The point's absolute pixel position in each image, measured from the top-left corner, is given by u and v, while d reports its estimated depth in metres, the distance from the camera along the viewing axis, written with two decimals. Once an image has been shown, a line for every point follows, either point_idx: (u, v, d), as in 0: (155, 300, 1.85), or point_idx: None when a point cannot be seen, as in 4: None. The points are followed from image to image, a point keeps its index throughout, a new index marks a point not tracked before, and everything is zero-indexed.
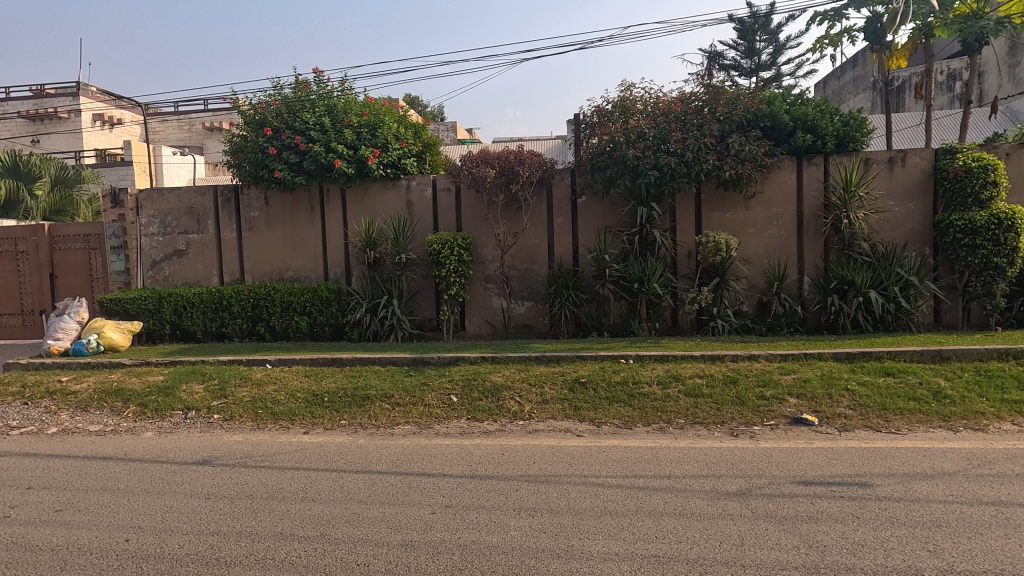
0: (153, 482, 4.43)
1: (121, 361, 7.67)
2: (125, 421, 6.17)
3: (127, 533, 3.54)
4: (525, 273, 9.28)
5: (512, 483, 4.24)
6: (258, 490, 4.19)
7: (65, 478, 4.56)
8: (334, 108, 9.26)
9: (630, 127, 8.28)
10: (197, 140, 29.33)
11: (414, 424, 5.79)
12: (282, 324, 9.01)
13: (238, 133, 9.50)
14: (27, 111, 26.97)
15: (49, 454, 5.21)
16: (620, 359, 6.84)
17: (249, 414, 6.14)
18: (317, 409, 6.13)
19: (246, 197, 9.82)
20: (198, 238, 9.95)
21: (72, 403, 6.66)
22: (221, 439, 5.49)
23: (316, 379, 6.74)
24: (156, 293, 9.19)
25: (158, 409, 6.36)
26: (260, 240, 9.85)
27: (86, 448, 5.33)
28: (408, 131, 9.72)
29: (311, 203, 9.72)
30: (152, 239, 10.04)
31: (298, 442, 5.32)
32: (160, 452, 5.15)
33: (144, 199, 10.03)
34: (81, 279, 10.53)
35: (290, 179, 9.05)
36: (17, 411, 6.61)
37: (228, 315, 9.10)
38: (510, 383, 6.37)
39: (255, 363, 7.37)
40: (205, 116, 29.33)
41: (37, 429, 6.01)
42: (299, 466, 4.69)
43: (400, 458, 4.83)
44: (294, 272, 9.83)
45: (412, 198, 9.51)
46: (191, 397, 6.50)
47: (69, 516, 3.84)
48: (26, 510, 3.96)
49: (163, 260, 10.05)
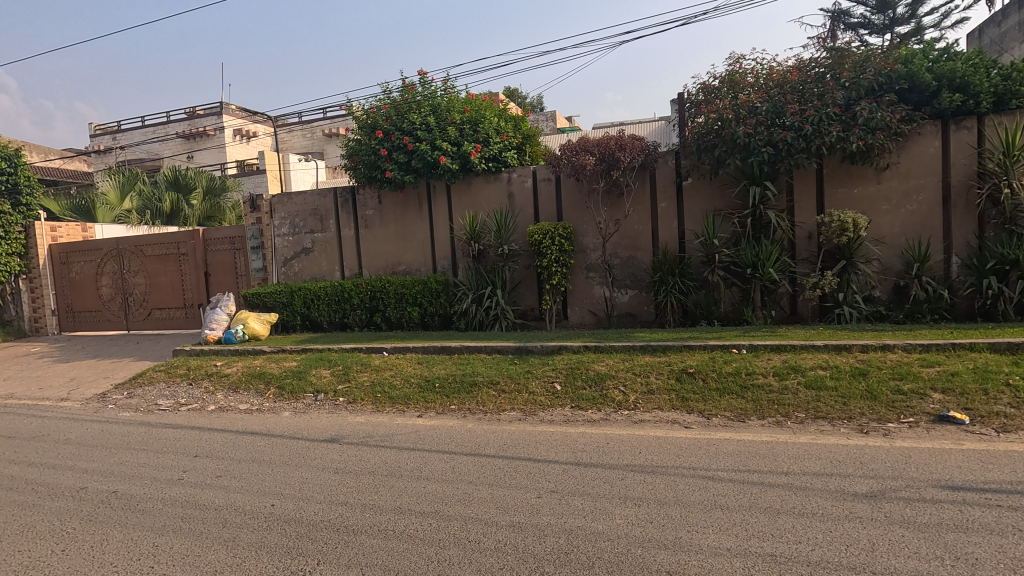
0: (292, 455, 4.99)
1: (262, 348, 8.67)
2: (267, 401, 6.97)
3: (273, 499, 4.02)
4: (628, 260, 9.10)
5: (619, 471, 4.23)
6: (379, 467, 4.57)
7: (223, 449, 5.28)
8: (438, 107, 9.60)
9: (740, 102, 7.77)
10: (319, 146, 32.03)
11: (519, 410, 5.95)
12: (396, 314, 9.63)
13: (353, 138, 10.18)
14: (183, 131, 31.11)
15: (210, 428, 6.04)
16: (731, 349, 6.50)
17: (370, 398, 6.66)
18: (429, 394, 6.51)
19: (362, 197, 10.59)
20: (322, 237, 10.90)
21: (226, 384, 7.66)
22: (346, 420, 6.02)
23: (428, 366, 7.16)
24: (288, 287, 10.21)
25: (293, 391, 7.10)
26: (375, 237, 10.58)
27: (238, 424, 6.11)
28: (508, 124, 9.89)
29: (420, 200, 10.26)
30: (284, 239, 11.16)
31: (413, 425, 5.70)
32: (296, 430, 5.77)
33: (277, 203, 11.16)
34: (228, 276, 12.00)
35: (400, 178, 9.59)
36: (184, 390, 7.72)
37: (350, 307, 9.90)
38: (614, 372, 6.33)
39: (373, 350, 7.98)
40: (324, 124, 31.89)
41: (199, 407, 6.98)
42: (414, 446, 5.03)
43: (507, 443, 5.00)
44: (406, 266, 10.45)
45: (513, 191, 9.68)
46: (319, 381, 7.20)
47: (226, 481, 4.45)
48: (195, 474, 4.65)
49: (294, 258, 11.13)
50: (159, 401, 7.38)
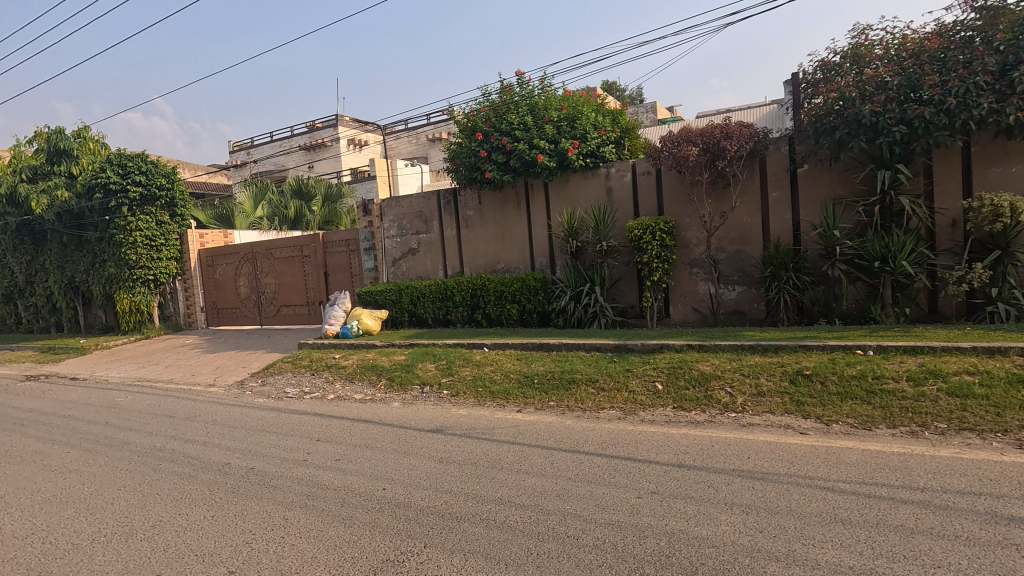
0: (401, 443, 5.31)
1: (374, 343, 9.29)
2: (379, 392, 7.47)
3: (385, 483, 4.32)
4: (735, 255, 8.60)
5: (725, 476, 4.03)
6: (481, 458, 4.73)
7: (341, 434, 5.74)
8: (536, 106, 9.66)
9: (866, 77, 7.03)
10: (423, 151, 33.63)
11: (618, 409, 5.86)
12: (496, 311, 9.87)
13: (455, 141, 10.54)
14: (305, 144, 34.10)
15: (330, 414, 6.60)
16: (855, 350, 5.93)
17: (471, 392, 6.90)
18: (529, 390, 6.61)
19: (463, 198, 10.97)
20: (427, 238, 11.44)
21: (343, 375, 8.32)
22: (450, 412, 6.30)
23: (527, 362, 7.27)
24: (397, 286, 10.85)
25: (402, 383, 7.55)
26: (476, 236, 10.91)
27: (353, 413, 6.60)
28: (606, 119, 9.75)
29: (518, 199, 10.42)
30: (392, 240, 11.84)
31: (512, 419, 5.83)
32: (405, 420, 6.14)
33: (386, 207, 11.87)
34: (344, 276, 12.98)
35: (499, 178, 9.80)
36: (307, 379, 8.50)
37: (452, 304, 10.31)
38: (720, 372, 6.02)
39: (475, 346, 8.25)
40: (428, 130, 33.38)
41: (321, 395, 7.64)
42: (513, 440, 5.14)
43: (606, 441, 4.95)
44: (506, 264, 10.67)
45: (611, 186, 9.53)
46: (425, 374, 7.60)
47: (344, 464, 4.84)
48: (318, 455, 5.12)
49: (401, 258, 11.78)
50: (287, 388, 8.19)
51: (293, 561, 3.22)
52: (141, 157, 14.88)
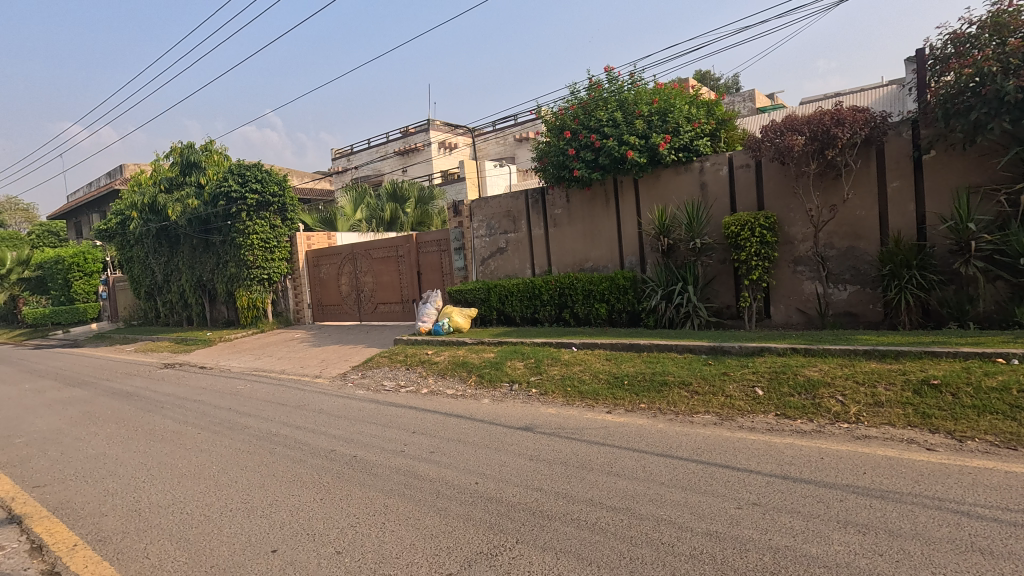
0: (492, 439, 5.42)
1: (464, 340, 9.57)
2: (470, 388, 7.67)
3: (477, 477, 4.43)
4: (847, 251, 7.92)
5: (836, 491, 3.72)
6: (571, 458, 4.72)
7: (435, 428, 5.96)
8: (625, 101, 9.45)
9: (1010, 49, 6.20)
10: (511, 151, 34.13)
11: (714, 414, 5.60)
12: (584, 310, 9.80)
13: (543, 140, 10.56)
14: (400, 149, 35.79)
15: (423, 408, 6.87)
16: (994, 358, 5.24)
17: (560, 391, 6.90)
18: (618, 391, 6.50)
19: (551, 197, 10.99)
20: (515, 237, 11.57)
21: (436, 370, 8.63)
22: (538, 410, 6.33)
23: (617, 363, 7.15)
24: (485, 285, 11.09)
25: (491, 380, 7.70)
26: (564, 235, 10.89)
27: (446, 407, 6.83)
28: (700, 111, 9.36)
29: (606, 196, 10.27)
30: (481, 240, 12.09)
31: (601, 420, 5.76)
32: (495, 416, 6.27)
33: (475, 207, 12.14)
34: (436, 275, 13.45)
35: (588, 176, 9.70)
36: (403, 373, 8.91)
37: (540, 303, 10.38)
38: (830, 379, 5.57)
39: (563, 345, 8.25)
40: (516, 130, 33.77)
41: (415, 389, 7.99)
42: (603, 442, 5.07)
43: (701, 447, 4.76)
44: (594, 263, 10.57)
45: (706, 180, 9.12)
46: (514, 372, 7.70)
47: (438, 456, 5.03)
48: (414, 447, 5.35)
49: (490, 257, 12.00)
50: (385, 381, 8.64)
51: (393, 546, 3.39)
52: (257, 167, 16.31)
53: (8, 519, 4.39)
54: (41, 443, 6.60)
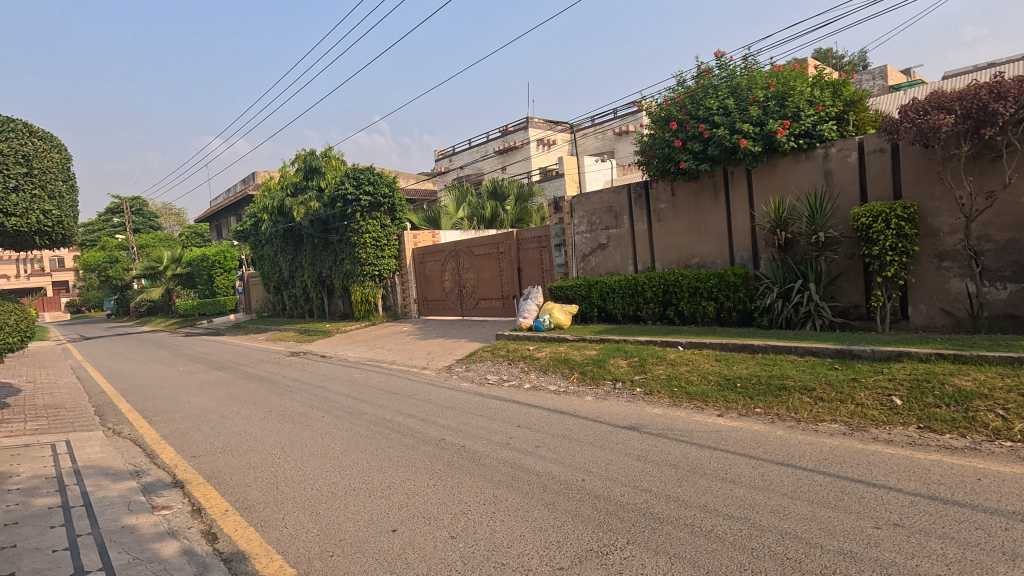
0: (598, 437, 5.37)
1: (566, 337, 9.56)
2: (573, 384, 7.65)
3: (583, 474, 4.41)
4: (1007, 244, 6.91)
5: (999, 518, 3.26)
6: (681, 461, 4.55)
7: (539, 423, 6.02)
8: (738, 87, 8.91)
9: None
10: (610, 146, 33.67)
11: (842, 423, 5.13)
12: (691, 308, 9.40)
13: (646, 133, 10.25)
14: (499, 148, 36.53)
15: (527, 403, 6.96)
16: None
17: (666, 391, 6.68)
18: (730, 393, 6.16)
19: (655, 191, 10.66)
20: (617, 232, 11.36)
21: (538, 366, 8.71)
22: (644, 410, 6.17)
23: (728, 364, 6.79)
24: (587, 281, 11.00)
25: (594, 377, 7.63)
26: (669, 230, 10.51)
27: (549, 403, 6.87)
28: (824, 93, 8.59)
29: (716, 189, 9.78)
30: (582, 236, 11.98)
31: (713, 423, 5.49)
32: (599, 414, 6.20)
33: (576, 203, 12.06)
34: (537, 272, 13.57)
35: (695, 168, 9.27)
36: (506, 368, 9.09)
37: (643, 300, 10.11)
38: (987, 390, 4.89)
39: (668, 344, 7.97)
40: (616, 124, 33.18)
41: (518, 383, 8.12)
42: (715, 446, 4.83)
43: (828, 458, 4.38)
44: (701, 258, 10.10)
45: (830, 168, 8.39)
46: (617, 370, 7.57)
47: (543, 451, 5.08)
48: (520, 441, 5.44)
49: (591, 254, 11.86)
50: (489, 375, 8.86)
51: (504, 536, 3.47)
52: (370, 170, 17.43)
53: (173, 483, 5.06)
54: (196, 419, 7.53)
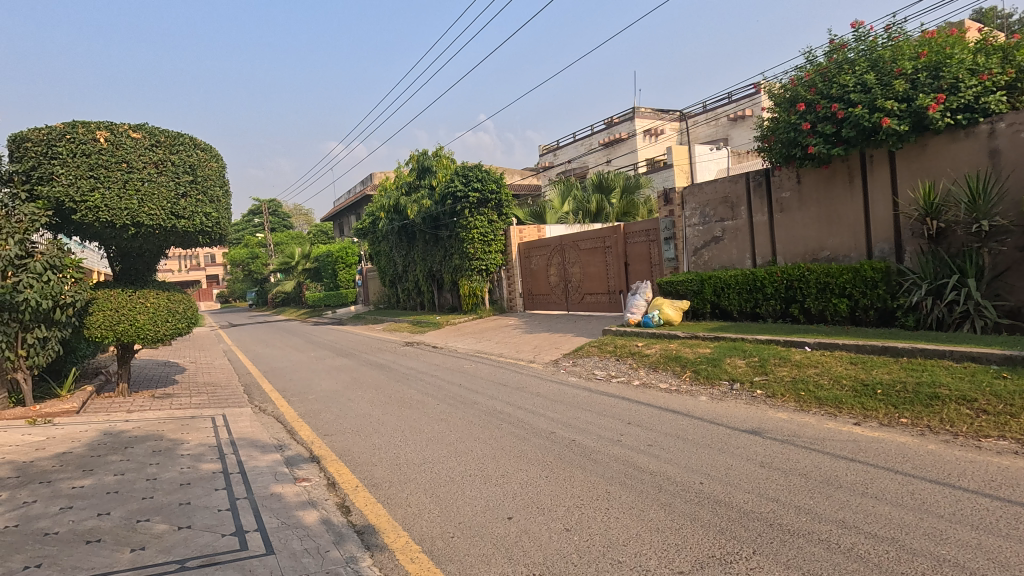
0: (715, 439, 5.12)
1: (677, 333, 9.23)
2: (685, 383, 7.36)
3: (701, 477, 4.23)
4: None
5: None
6: (812, 470, 4.20)
7: (651, 421, 5.86)
8: (880, 61, 8.01)
9: None
10: (723, 133, 31.99)
11: (1012, 440, 4.44)
12: (818, 306, 8.64)
13: (769, 116, 9.53)
14: (605, 141, 35.97)
15: (637, 400, 6.81)
16: None
17: (792, 395, 6.20)
18: (868, 400, 5.58)
19: (778, 179, 9.91)
20: (733, 224, 10.70)
21: (647, 363, 8.48)
22: (766, 414, 5.78)
23: (865, 368, 6.16)
24: (699, 276, 10.50)
25: (709, 377, 7.28)
26: (793, 221, 9.73)
27: (661, 401, 6.67)
28: (990, 59, 7.45)
29: (850, 174, 8.88)
30: (694, 229, 11.43)
31: (848, 432, 5.02)
32: (716, 415, 5.90)
33: (687, 194, 11.53)
34: (645, 266, 13.19)
35: (826, 152, 8.47)
36: (613, 364, 8.94)
37: (763, 297, 9.46)
38: None
39: (793, 344, 7.41)
40: (730, 109, 31.35)
41: (627, 380, 7.97)
42: (853, 457, 4.41)
43: (996, 479, 3.82)
44: (832, 251, 9.25)
45: (997, 146, 7.29)
46: (735, 370, 7.17)
47: (657, 450, 4.95)
48: (631, 438, 5.33)
49: (704, 247, 11.28)
50: (596, 371, 8.77)
51: (620, 534, 3.44)
52: (477, 168, 17.95)
53: (310, 458, 5.58)
54: (326, 401, 8.24)
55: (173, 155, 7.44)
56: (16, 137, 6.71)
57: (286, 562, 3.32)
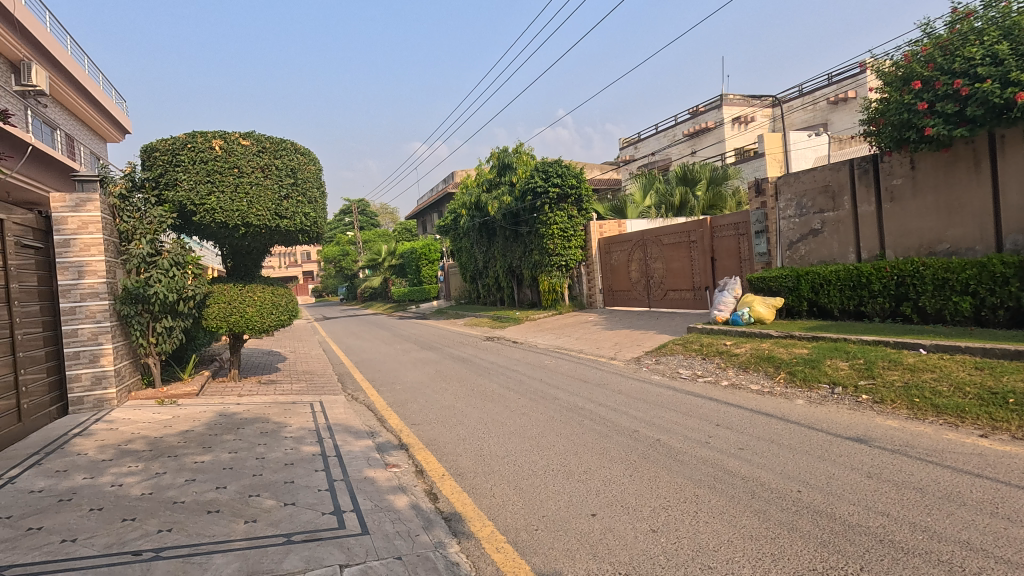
0: (814, 446, 4.80)
1: (769, 332, 8.73)
2: (779, 385, 6.94)
3: (799, 485, 3.98)
4: None
5: None
6: (929, 485, 3.82)
7: (742, 424, 5.59)
8: (1015, 29, 7.12)
9: None
10: (822, 118, 29.79)
11: None
12: (935, 305, 7.84)
13: (877, 98, 8.75)
14: (689, 131, 34.63)
15: (726, 401, 6.51)
16: None
17: (904, 401, 5.67)
18: (997, 410, 5.00)
19: (887, 165, 9.08)
20: (834, 216, 9.94)
21: (736, 363, 8.09)
22: (873, 421, 5.33)
23: (993, 375, 5.52)
24: (795, 271, 9.84)
25: (806, 379, 6.82)
26: (906, 211, 8.89)
27: (752, 403, 6.35)
28: None
29: (976, 158, 7.99)
30: (789, 222, 10.73)
31: (972, 444, 4.52)
32: (815, 420, 5.52)
33: (782, 185, 10.84)
34: (734, 261, 12.58)
35: (947, 134, 7.64)
36: (699, 363, 8.62)
37: (868, 294, 8.73)
38: None
39: (905, 347, 6.78)
40: (830, 92, 29.13)
41: (714, 380, 7.64)
42: (979, 473, 3.96)
43: None
44: (952, 244, 8.36)
45: None
46: (836, 373, 6.67)
47: (748, 454, 4.71)
48: (720, 441, 5.11)
49: (800, 241, 10.56)
50: (681, 369, 8.49)
51: (710, 539, 3.31)
52: (557, 163, 17.91)
53: (399, 445, 5.84)
54: (413, 392, 8.60)
55: (277, 159, 8.02)
56: (148, 148, 7.53)
57: (380, 543, 3.50)
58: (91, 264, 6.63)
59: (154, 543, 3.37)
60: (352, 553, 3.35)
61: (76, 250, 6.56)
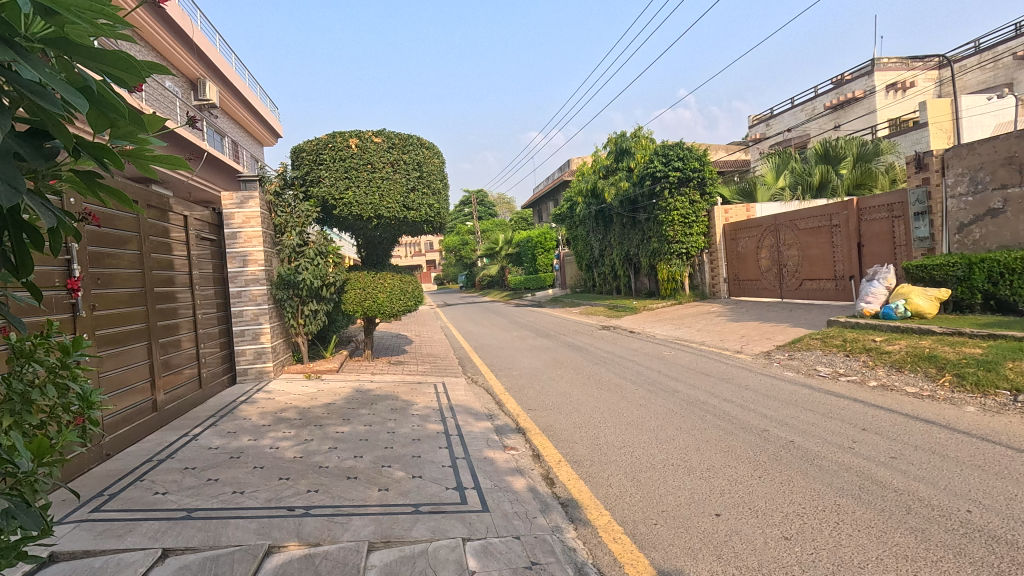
0: (990, 461, 4.13)
1: (931, 329, 7.64)
2: (942, 389, 6.06)
3: (968, 504, 3.46)
4: None
5: None
6: None
7: (895, 430, 4.97)
8: None
9: None
10: (1005, 77, 25.33)
11: None
12: None
13: None
14: (832, 104, 31.26)
15: (874, 404, 5.83)
16: None
17: None
18: None
19: None
20: (1021, 192, 8.44)
21: (887, 361, 7.19)
22: None
23: None
24: (967, 258, 8.46)
25: (979, 383, 5.88)
26: None
27: (908, 407, 5.62)
28: None
29: None
30: (959, 201, 9.24)
31: None
32: (989, 432, 4.73)
33: (950, 158, 9.35)
34: (885, 247, 11.20)
35: None
36: (842, 360, 7.78)
37: None
38: None
39: None
40: (1016, 45, 24.71)
41: (859, 379, 6.86)
42: None
43: None
44: None
45: None
46: (1020, 378, 5.67)
47: (903, 464, 4.18)
48: (866, 447, 4.60)
49: (974, 223, 9.06)
50: (819, 367, 7.73)
51: (853, 553, 3.00)
52: (679, 146, 17.09)
53: (517, 429, 5.99)
54: (530, 378, 8.79)
55: (405, 154, 8.53)
56: (296, 149, 8.38)
57: (499, 521, 3.63)
58: (253, 254, 7.57)
59: (304, 501, 3.79)
60: (473, 528, 3.50)
61: (241, 242, 7.52)
